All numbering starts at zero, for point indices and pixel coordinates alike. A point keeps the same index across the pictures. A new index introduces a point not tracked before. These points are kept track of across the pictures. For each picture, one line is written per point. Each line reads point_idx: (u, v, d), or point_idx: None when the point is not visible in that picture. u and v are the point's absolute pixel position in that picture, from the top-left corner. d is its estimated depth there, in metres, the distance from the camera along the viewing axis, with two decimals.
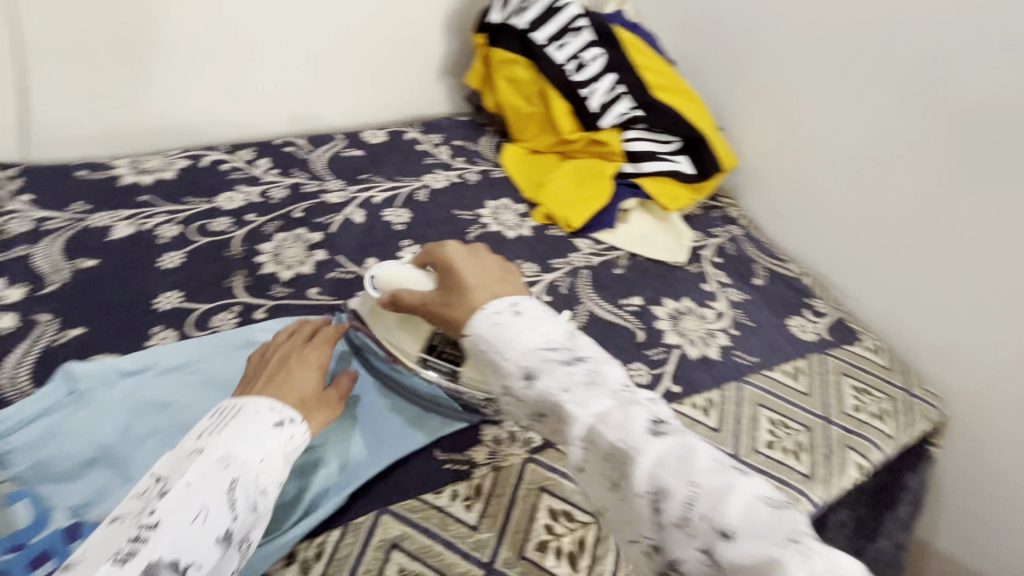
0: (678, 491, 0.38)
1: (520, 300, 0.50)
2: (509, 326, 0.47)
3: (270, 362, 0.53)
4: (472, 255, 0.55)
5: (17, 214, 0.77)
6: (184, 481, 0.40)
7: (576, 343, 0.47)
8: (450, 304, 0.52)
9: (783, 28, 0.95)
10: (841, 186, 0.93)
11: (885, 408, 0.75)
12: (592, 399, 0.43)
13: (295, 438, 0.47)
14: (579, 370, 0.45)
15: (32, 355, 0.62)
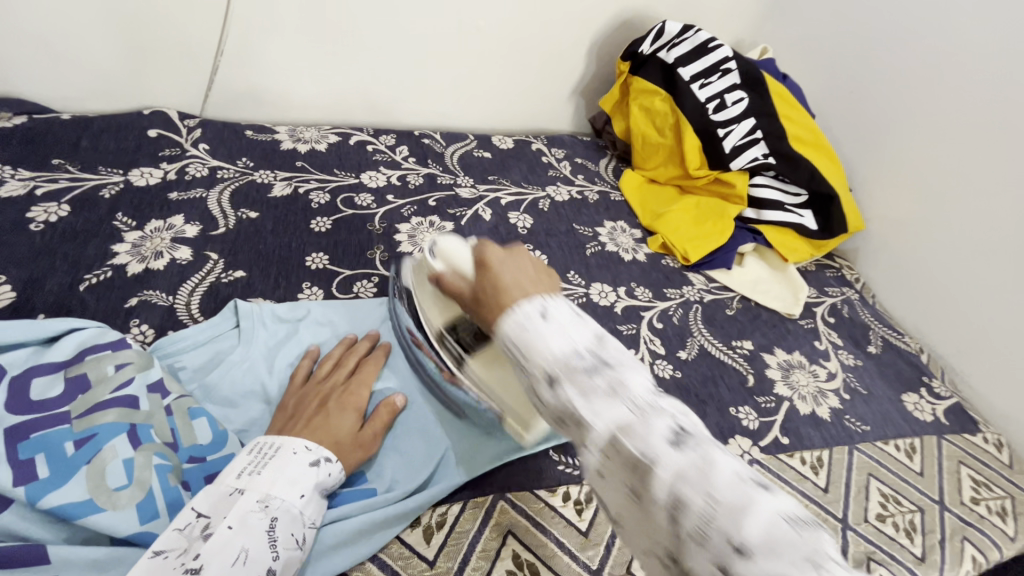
0: (695, 501, 0.32)
1: (551, 302, 0.42)
2: (535, 332, 0.40)
3: (311, 399, 0.56)
4: (510, 253, 0.48)
5: (196, 159, 0.85)
6: (226, 523, 0.43)
7: (604, 351, 0.39)
8: (479, 304, 0.47)
9: (937, 98, 0.92)
10: (977, 268, 0.88)
11: (1006, 507, 0.71)
12: (610, 407, 0.36)
13: (332, 476, 0.50)
14: (602, 380, 0.37)
15: (202, 286, 0.68)
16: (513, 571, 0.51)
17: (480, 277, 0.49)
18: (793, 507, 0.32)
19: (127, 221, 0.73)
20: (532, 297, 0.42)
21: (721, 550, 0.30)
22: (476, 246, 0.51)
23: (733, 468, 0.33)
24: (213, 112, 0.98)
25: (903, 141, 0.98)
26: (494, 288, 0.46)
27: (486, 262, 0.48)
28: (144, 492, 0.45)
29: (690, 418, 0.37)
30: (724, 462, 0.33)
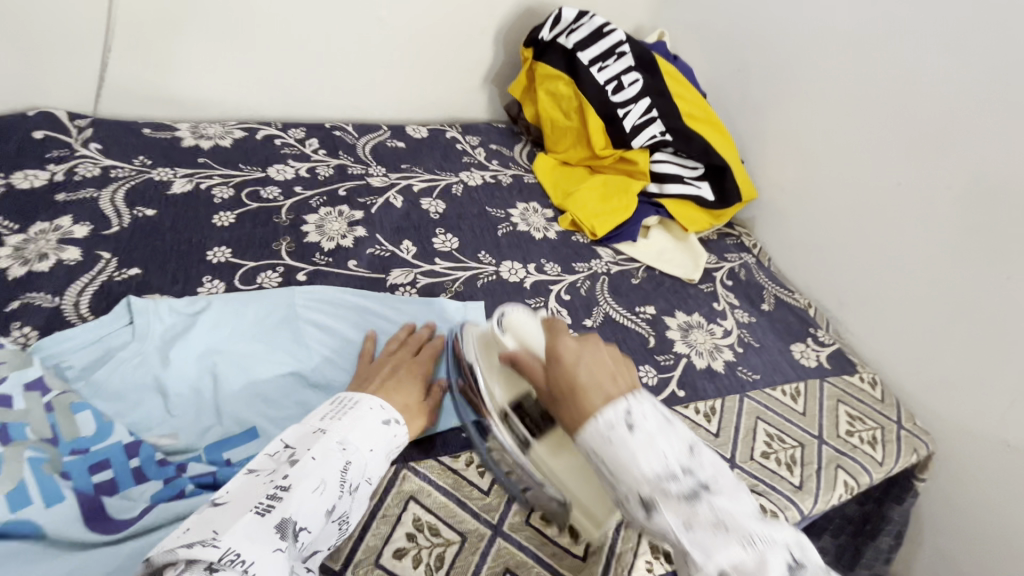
0: None
1: (636, 407, 0.47)
2: (623, 446, 0.45)
3: (386, 370, 0.63)
4: (585, 344, 0.53)
5: (86, 160, 0.82)
6: (311, 454, 0.47)
7: (695, 464, 0.45)
8: (558, 402, 0.51)
9: (811, 74, 1.01)
10: (852, 228, 0.97)
11: (876, 436, 0.79)
12: (717, 543, 0.41)
13: (398, 438, 0.54)
14: (706, 510, 0.42)
15: (93, 286, 0.66)
16: (413, 534, 0.54)
17: (552, 369, 0.52)
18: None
19: (10, 225, 0.70)
20: (619, 404, 0.47)
21: None
22: (550, 339, 0.54)
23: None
24: (107, 112, 0.95)
25: (786, 113, 1.06)
26: (573, 385, 0.50)
27: (557, 354, 0.52)
28: (13, 484, 0.45)
29: (801, 550, 0.42)
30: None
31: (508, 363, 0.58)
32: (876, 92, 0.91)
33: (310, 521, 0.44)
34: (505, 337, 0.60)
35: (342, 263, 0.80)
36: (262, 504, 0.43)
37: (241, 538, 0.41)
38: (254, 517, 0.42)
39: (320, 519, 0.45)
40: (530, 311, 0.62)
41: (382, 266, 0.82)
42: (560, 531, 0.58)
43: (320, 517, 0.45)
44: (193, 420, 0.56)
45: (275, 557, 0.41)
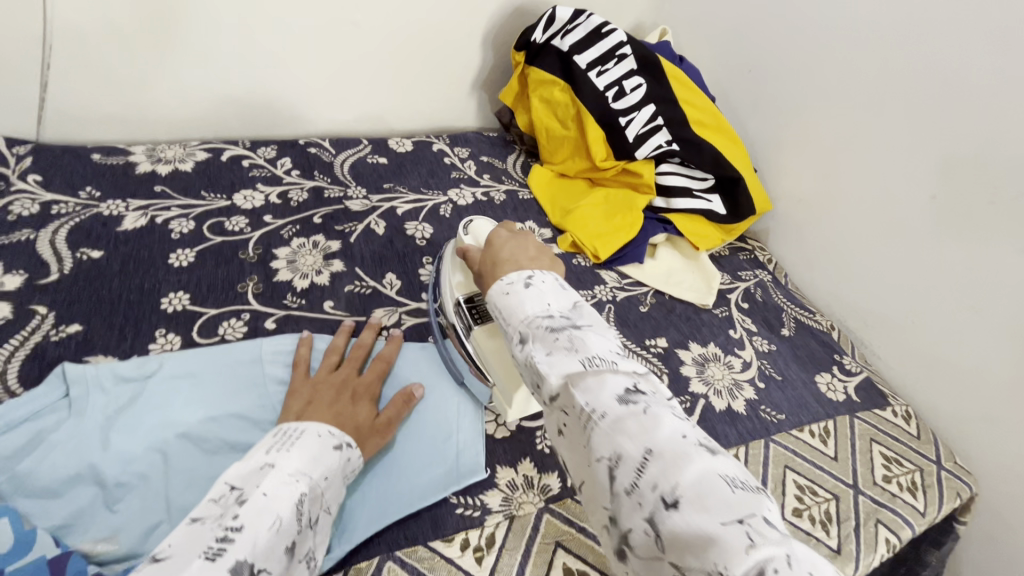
0: (632, 457, 0.37)
1: (538, 274, 0.50)
2: (516, 296, 0.48)
3: (330, 392, 0.57)
4: (515, 237, 0.59)
5: (24, 194, 0.73)
6: (262, 490, 0.42)
7: (577, 314, 0.47)
8: (484, 276, 0.57)
9: (830, 74, 0.91)
10: (877, 243, 0.89)
11: (915, 481, 0.71)
12: (567, 362, 0.43)
13: (352, 461, 0.51)
14: (565, 336, 0.44)
15: (24, 350, 0.57)
16: None
17: (485, 254, 0.59)
18: (739, 475, 0.36)
19: None
20: (524, 270, 0.51)
21: (653, 505, 0.35)
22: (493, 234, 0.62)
23: (681, 431, 0.38)
24: (54, 136, 0.85)
25: (802, 118, 0.97)
26: (493, 262, 0.56)
27: (491, 242, 0.59)
28: None
29: (648, 384, 0.42)
30: (671, 422, 0.38)
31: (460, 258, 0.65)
32: (904, 94, 0.82)
33: (270, 562, 0.39)
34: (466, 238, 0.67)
35: (316, 305, 0.71)
36: (211, 548, 0.37)
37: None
38: (203, 563, 0.36)
39: (280, 559, 0.40)
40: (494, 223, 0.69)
41: (362, 305, 0.73)
42: None
43: (281, 555, 0.40)
44: (139, 516, 0.48)
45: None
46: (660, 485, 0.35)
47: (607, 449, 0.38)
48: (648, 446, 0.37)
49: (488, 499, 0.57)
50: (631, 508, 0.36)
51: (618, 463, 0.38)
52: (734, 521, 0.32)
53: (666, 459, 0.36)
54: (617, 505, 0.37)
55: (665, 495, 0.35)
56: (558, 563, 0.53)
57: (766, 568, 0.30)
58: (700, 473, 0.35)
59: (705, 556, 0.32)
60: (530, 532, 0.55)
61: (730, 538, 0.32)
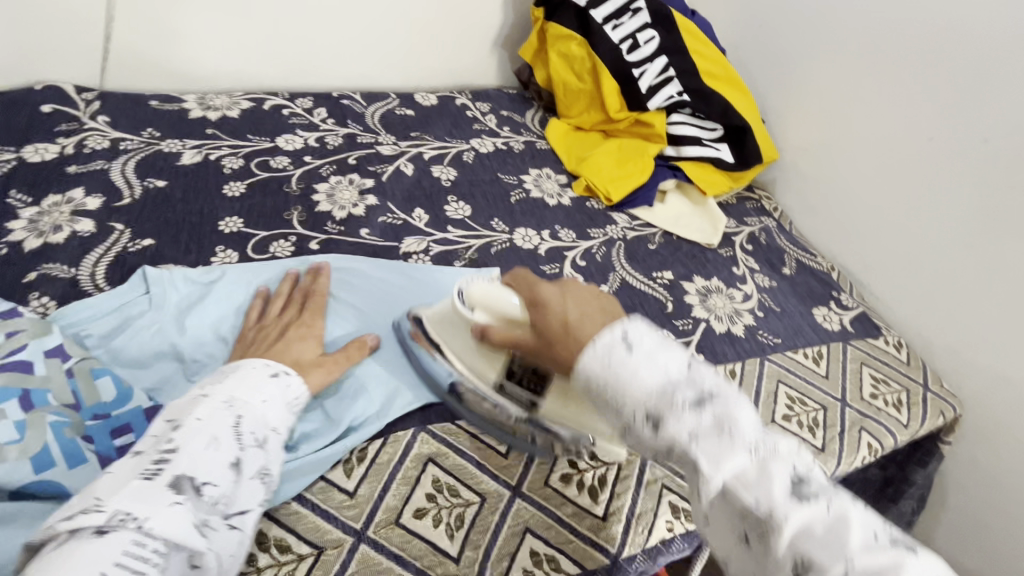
0: (828, 566, 0.34)
1: (630, 329, 0.44)
2: (621, 366, 0.42)
3: (271, 333, 0.59)
4: (565, 288, 0.50)
5: (95, 132, 0.82)
6: (195, 416, 0.44)
7: (697, 379, 0.42)
8: (551, 344, 0.48)
9: (838, 24, 0.95)
10: (877, 186, 0.93)
11: (901, 399, 0.77)
12: (723, 451, 0.39)
13: (291, 387, 0.52)
14: (709, 417, 0.39)
15: (107, 256, 0.67)
16: (433, 494, 0.54)
17: (538, 315, 0.50)
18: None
19: (23, 198, 0.70)
20: (612, 326, 0.44)
21: None
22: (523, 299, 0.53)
23: (875, 531, 0.35)
24: (114, 85, 0.93)
25: (810, 70, 1.01)
26: (568, 327, 0.47)
27: (541, 302, 0.50)
28: (37, 446, 0.45)
29: (809, 463, 0.39)
30: (858, 519, 0.36)
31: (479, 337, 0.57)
32: (907, 41, 0.87)
33: (213, 474, 0.41)
34: (471, 312, 0.58)
35: (354, 232, 0.79)
36: (149, 469, 0.40)
37: (130, 498, 0.37)
38: (142, 482, 0.38)
39: (224, 474, 0.42)
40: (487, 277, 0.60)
41: (394, 234, 0.81)
42: (579, 492, 0.58)
43: (224, 469, 0.42)
44: None
45: (174, 509, 0.38)
46: None
47: (789, 555, 0.36)
48: (845, 557, 0.34)
49: None
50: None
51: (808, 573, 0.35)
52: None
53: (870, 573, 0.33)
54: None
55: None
56: None
57: None
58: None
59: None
60: None
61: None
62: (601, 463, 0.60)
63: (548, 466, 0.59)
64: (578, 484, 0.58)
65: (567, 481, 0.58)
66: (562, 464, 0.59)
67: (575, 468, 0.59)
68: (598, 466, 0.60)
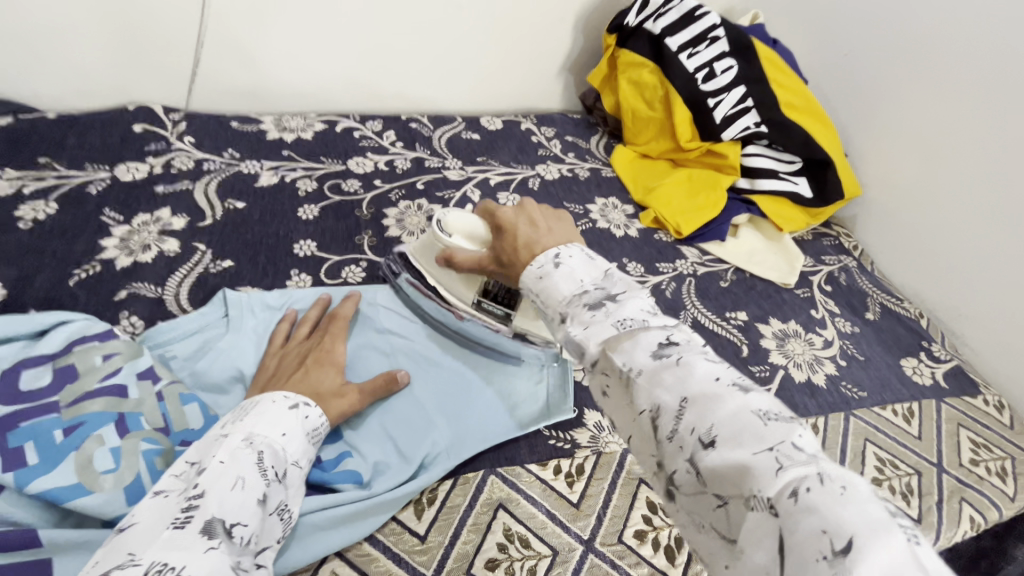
0: (669, 404, 0.35)
1: (563, 250, 0.47)
2: (548, 278, 0.45)
3: (293, 361, 0.58)
4: (518, 211, 0.55)
5: (182, 152, 0.85)
6: (217, 458, 0.42)
7: (610, 283, 0.44)
8: (507, 263, 0.53)
9: (936, 57, 0.89)
10: (975, 232, 0.86)
11: (1005, 467, 0.71)
12: (598, 329, 0.40)
13: (310, 418, 0.51)
14: (603, 313, 0.41)
15: (190, 277, 0.69)
16: (504, 544, 0.52)
17: (499, 241, 0.55)
18: (774, 406, 0.33)
19: (115, 216, 0.73)
20: (549, 248, 0.48)
21: (691, 447, 0.33)
22: (492, 215, 0.58)
23: (714, 373, 0.35)
24: (199, 105, 0.97)
25: (899, 103, 0.95)
26: (516, 249, 0.51)
27: (502, 227, 0.55)
28: (131, 475, 0.46)
29: (683, 333, 0.39)
30: (704, 367, 0.36)
31: (448, 265, 0.64)
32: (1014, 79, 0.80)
33: (243, 516, 0.40)
34: (444, 238, 0.64)
35: None
36: (179, 518, 0.38)
37: (166, 549, 0.36)
38: (173, 531, 0.37)
39: (252, 512, 0.41)
40: (462, 209, 0.66)
41: None
42: (655, 551, 0.54)
43: (252, 508, 0.41)
44: None
45: (211, 555, 0.37)
46: (697, 429, 0.33)
47: (646, 400, 0.37)
48: (683, 394, 0.35)
49: (577, 436, 0.62)
50: (673, 451, 0.34)
51: (659, 413, 0.36)
52: (764, 448, 0.31)
53: (701, 403, 0.34)
54: (661, 452, 0.35)
55: (701, 435, 0.33)
56: (642, 496, 0.58)
57: (796, 490, 0.29)
58: (733, 410, 0.33)
59: (740, 485, 0.31)
60: (616, 468, 0.60)
61: (761, 464, 0.30)
62: None
63: (622, 521, 0.56)
64: (654, 542, 0.55)
65: (642, 538, 0.55)
66: (636, 520, 0.56)
67: (650, 525, 0.56)
68: (675, 525, 0.56)
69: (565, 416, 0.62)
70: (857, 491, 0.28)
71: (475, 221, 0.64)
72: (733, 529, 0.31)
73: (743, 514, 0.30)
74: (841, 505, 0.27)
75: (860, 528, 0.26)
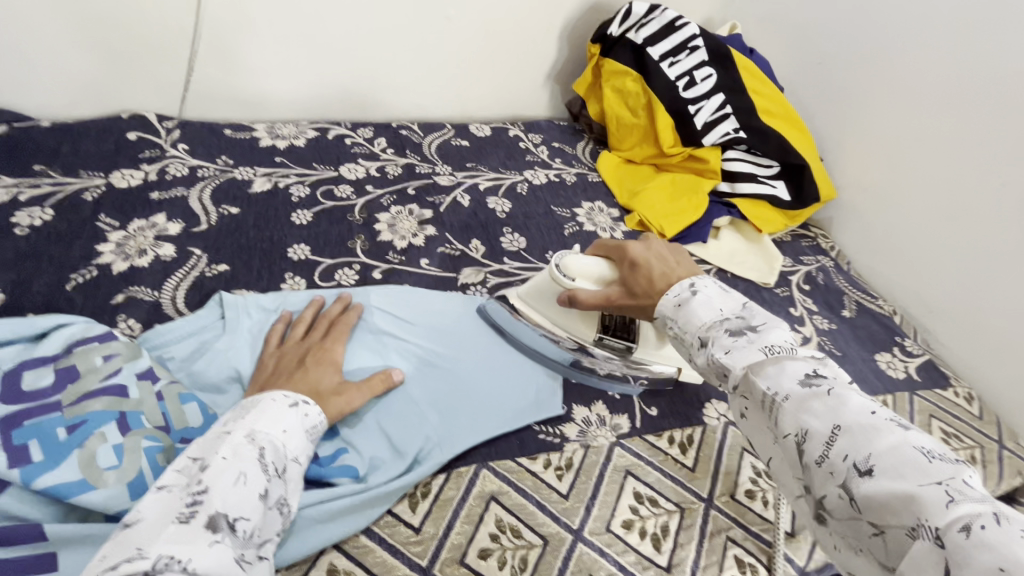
0: (822, 431, 0.41)
1: (697, 280, 0.56)
2: (686, 306, 0.54)
3: (291, 361, 0.59)
4: (648, 245, 0.62)
5: (175, 159, 0.86)
6: (219, 455, 0.44)
7: (748, 314, 0.51)
8: (639, 294, 0.59)
9: (903, 66, 0.93)
10: (943, 232, 0.90)
11: (974, 455, 0.74)
12: (746, 354, 0.47)
13: (309, 416, 0.52)
14: (745, 340, 0.48)
15: (187, 281, 0.70)
16: (496, 534, 0.54)
17: (631, 274, 0.61)
18: (935, 446, 0.38)
19: (111, 222, 0.75)
20: (683, 279, 0.57)
21: (845, 473, 0.39)
22: (620, 251, 0.64)
23: (870, 408, 0.41)
24: (191, 113, 0.99)
25: (871, 110, 0.99)
26: (650, 281, 0.59)
27: (636, 261, 0.61)
28: (134, 471, 0.47)
29: (828, 368, 0.45)
30: (858, 402, 0.42)
31: (570, 305, 0.65)
32: (975, 87, 0.85)
33: (244, 510, 0.42)
34: (565, 280, 0.65)
35: (414, 262, 0.81)
36: (183, 512, 0.40)
37: (171, 542, 0.38)
38: (178, 526, 0.39)
39: (254, 507, 0.43)
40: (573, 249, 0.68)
41: (453, 264, 0.83)
42: (642, 539, 0.57)
43: (254, 503, 0.43)
44: None
45: (216, 549, 0.39)
46: (852, 457, 0.39)
47: (792, 425, 0.43)
48: (834, 423, 0.41)
49: (566, 430, 0.64)
50: (824, 476, 0.40)
51: (807, 438, 0.42)
52: (930, 481, 0.35)
53: (856, 434, 0.39)
54: (811, 476, 0.41)
55: (856, 463, 0.39)
56: (628, 487, 0.60)
57: (969, 525, 0.33)
58: (893, 444, 0.38)
59: (904, 513, 0.35)
60: (604, 460, 0.62)
61: (928, 495, 0.35)
62: (663, 510, 0.59)
63: (610, 511, 0.58)
64: (640, 531, 0.57)
65: (629, 527, 0.57)
66: (624, 510, 0.58)
67: (637, 514, 0.58)
68: (661, 514, 0.59)
69: (554, 412, 0.65)
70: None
71: (593, 261, 0.65)
72: (894, 555, 0.36)
73: (905, 539, 0.35)
74: (1016, 542, 0.31)
75: None
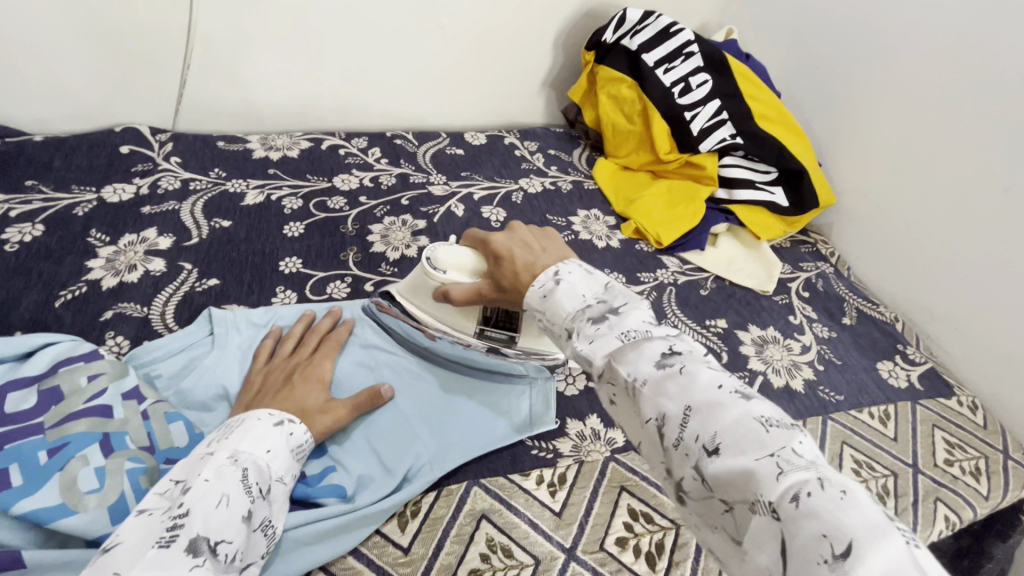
0: (674, 412, 0.38)
1: (562, 269, 0.48)
2: (551, 298, 0.47)
3: (278, 377, 0.59)
4: (510, 232, 0.55)
5: (168, 173, 0.86)
6: (202, 476, 0.43)
7: (610, 295, 0.46)
8: (507, 288, 0.53)
9: (901, 70, 0.92)
10: (944, 237, 0.89)
11: (978, 467, 0.73)
12: (604, 341, 0.42)
13: (295, 435, 0.52)
14: (608, 326, 0.43)
15: (176, 296, 0.70)
16: (486, 554, 0.53)
17: (496, 266, 0.55)
18: (774, 413, 0.36)
19: (101, 237, 0.74)
20: (547, 268, 0.49)
21: (697, 453, 0.36)
22: (484, 241, 0.58)
23: (717, 382, 0.38)
24: (186, 126, 0.99)
25: (869, 114, 0.98)
26: (514, 273, 0.52)
27: (497, 252, 0.54)
28: (115, 495, 0.46)
29: (685, 342, 0.42)
30: (707, 375, 0.39)
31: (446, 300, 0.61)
32: (974, 90, 0.83)
33: (227, 533, 0.41)
34: (438, 275, 0.61)
35: (407, 274, 0.80)
36: (164, 536, 0.39)
37: (150, 567, 0.36)
38: (158, 550, 0.37)
39: (237, 529, 0.42)
40: (446, 241, 0.63)
41: None
42: (637, 558, 0.55)
43: (237, 525, 0.42)
44: None
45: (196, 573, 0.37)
46: (702, 437, 0.36)
47: (651, 410, 0.39)
48: (686, 403, 0.38)
49: (559, 445, 0.63)
50: (680, 458, 0.37)
51: (665, 422, 0.38)
52: (766, 454, 0.34)
53: (705, 412, 0.37)
54: (669, 458, 0.38)
55: (705, 442, 0.36)
56: (623, 503, 0.59)
57: (796, 494, 0.31)
58: (735, 417, 0.36)
59: (745, 489, 0.34)
60: (598, 476, 0.61)
61: (763, 469, 0.33)
62: (658, 527, 0.58)
63: (603, 528, 0.57)
64: (635, 549, 0.56)
65: (623, 545, 0.56)
66: (618, 527, 0.57)
67: (631, 532, 0.57)
68: (656, 531, 0.57)
69: (547, 426, 0.64)
70: (854, 495, 0.31)
71: (466, 253, 0.61)
72: (740, 529, 0.34)
73: (750, 515, 0.33)
74: (841, 510, 0.30)
75: (858, 529, 0.29)
